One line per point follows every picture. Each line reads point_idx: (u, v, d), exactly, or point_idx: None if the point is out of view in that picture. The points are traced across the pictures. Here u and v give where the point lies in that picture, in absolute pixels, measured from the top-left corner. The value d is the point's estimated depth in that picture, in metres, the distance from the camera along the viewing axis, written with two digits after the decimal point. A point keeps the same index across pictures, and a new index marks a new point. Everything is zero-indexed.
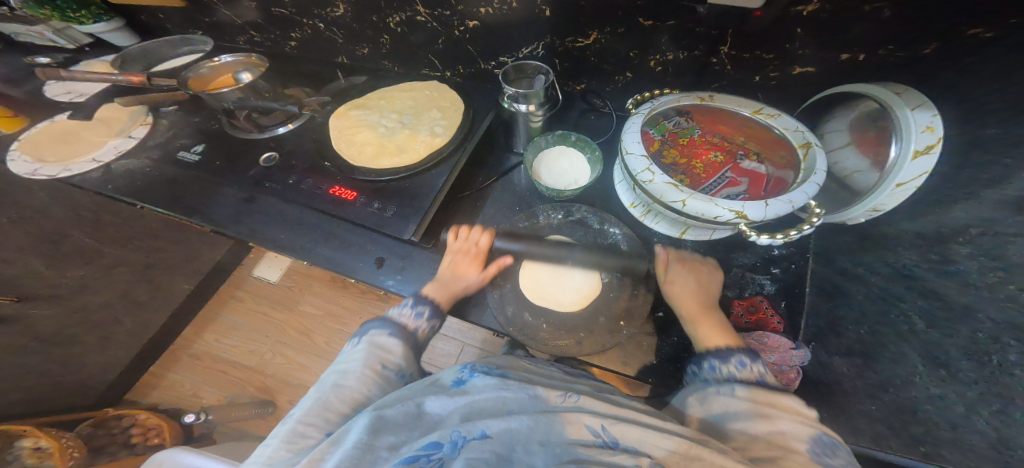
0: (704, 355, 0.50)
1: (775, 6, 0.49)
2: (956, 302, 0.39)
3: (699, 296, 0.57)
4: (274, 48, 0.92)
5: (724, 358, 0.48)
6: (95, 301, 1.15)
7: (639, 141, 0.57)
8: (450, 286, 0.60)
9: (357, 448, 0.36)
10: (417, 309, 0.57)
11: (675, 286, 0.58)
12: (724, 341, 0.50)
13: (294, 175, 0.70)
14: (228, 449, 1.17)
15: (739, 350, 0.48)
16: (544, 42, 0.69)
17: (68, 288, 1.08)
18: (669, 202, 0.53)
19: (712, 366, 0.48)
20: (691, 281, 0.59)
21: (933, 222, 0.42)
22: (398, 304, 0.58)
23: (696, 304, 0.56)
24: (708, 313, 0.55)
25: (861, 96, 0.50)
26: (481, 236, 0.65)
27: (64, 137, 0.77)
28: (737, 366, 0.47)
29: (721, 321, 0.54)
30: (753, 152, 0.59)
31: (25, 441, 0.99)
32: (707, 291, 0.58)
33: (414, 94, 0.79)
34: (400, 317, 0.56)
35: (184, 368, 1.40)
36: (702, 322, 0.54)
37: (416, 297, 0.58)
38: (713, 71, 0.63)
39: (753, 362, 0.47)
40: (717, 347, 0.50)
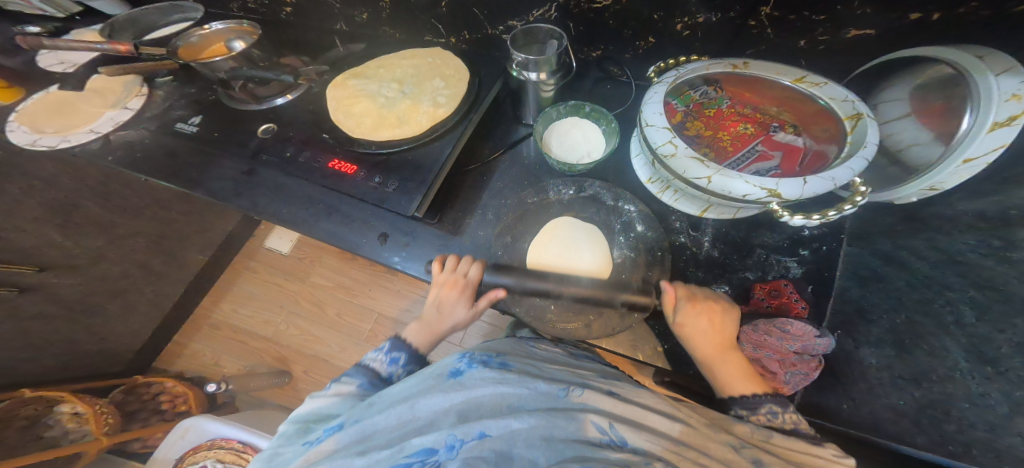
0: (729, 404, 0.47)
1: None
2: (1016, 294, 0.35)
3: (717, 338, 0.51)
4: (269, 14, 0.87)
5: (752, 409, 0.45)
6: (113, 274, 1.18)
7: (661, 111, 0.52)
8: (435, 325, 0.59)
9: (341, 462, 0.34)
10: (393, 354, 0.55)
11: (686, 329, 0.52)
12: (748, 387, 0.47)
13: (292, 148, 0.67)
14: (250, 417, 1.21)
15: (767, 397, 0.45)
16: (558, 3, 0.62)
17: (86, 261, 1.10)
18: (693, 179, 0.48)
19: (740, 414, 0.46)
20: (707, 325, 0.51)
21: (997, 202, 0.37)
22: (375, 347, 0.56)
23: (712, 346, 0.51)
24: (727, 356, 0.50)
25: (930, 59, 0.43)
26: (471, 266, 0.58)
27: (61, 107, 0.75)
28: (770, 415, 0.44)
29: (738, 362, 0.50)
30: (788, 124, 0.53)
31: (64, 407, 1.06)
32: (724, 330, 0.51)
33: (416, 62, 0.74)
34: (373, 362, 0.53)
35: (203, 338, 1.44)
36: (721, 365, 0.50)
37: (393, 342, 0.56)
38: (750, 35, 0.56)
39: (783, 410, 0.43)
40: (742, 395, 0.47)
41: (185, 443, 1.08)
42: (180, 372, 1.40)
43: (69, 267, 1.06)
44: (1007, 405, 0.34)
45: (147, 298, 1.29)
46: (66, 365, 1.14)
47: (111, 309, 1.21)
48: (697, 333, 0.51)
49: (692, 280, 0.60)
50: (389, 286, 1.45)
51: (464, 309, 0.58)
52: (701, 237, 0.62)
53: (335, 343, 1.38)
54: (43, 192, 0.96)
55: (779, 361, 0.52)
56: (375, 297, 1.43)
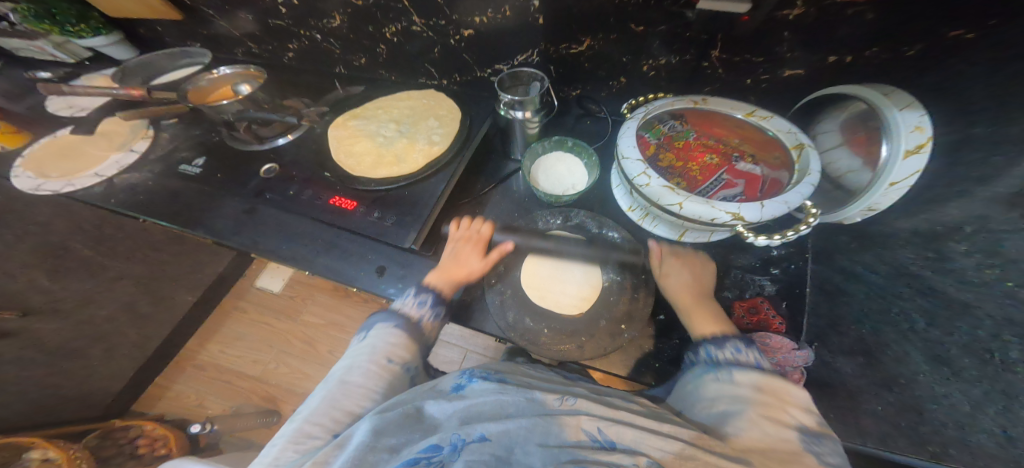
0: (701, 342, 0.52)
1: (762, 10, 0.50)
2: (955, 299, 0.39)
3: (691, 288, 0.59)
4: (272, 59, 0.93)
5: (720, 345, 0.50)
6: (100, 314, 1.16)
7: (634, 145, 0.58)
8: (451, 271, 0.61)
9: (363, 448, 0.38)
10: (421, 297, 0.58)
11: (669, 278, 0.60)
12: (717, 328, 0.53)
13: (294, 186, 0.71)
14: (234, 459, 1.16)
15: (733, 337, 0.50)
16: (539, 49, 0.69)
17: (71, 301, 1.08)
18: (666, 205, 0.53)
19: (709, 351, 0.50)
20: (685, 277, 0.60)
21: (928, 220, 0.43)
22: (400, 295, 0.59)
23: (690, 296, 0.58)
24: (700, 303, 0.57)
25: (851, 97, 0.51)
26: (482, 225, 0.67)
27: (67, 152, 0.79)
28: (732, 351, 0.49)
29: (714, 311, 0.56)
30: (748, 154, 0.59)
31: (34, 452, 0.99)
32: (698, 283, 0.60)
33: (411, 104, 0.80)
34: (404, 307, 0.57)
35: (188, 378, 1.40)
36: (697, 311, 0.57)
37: (420, 287, 0.59)
38: (706, 75, 0.64)
39: (747, 348, 0.48)
40: (713, 335, 0.52)
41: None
42: (162, 415, 1.34)
43: (53, 309, 1.04)
44: (966, 402, 0.37)
45: (133, 336, 1.26)
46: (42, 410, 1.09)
47: (94, 351, 1.18)
48: (675, 278, 0.60)
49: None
50: None
51: (477, 260, 0.63)
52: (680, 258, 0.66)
53: None
54: (35, 236, 0.97)
55: None
56: None
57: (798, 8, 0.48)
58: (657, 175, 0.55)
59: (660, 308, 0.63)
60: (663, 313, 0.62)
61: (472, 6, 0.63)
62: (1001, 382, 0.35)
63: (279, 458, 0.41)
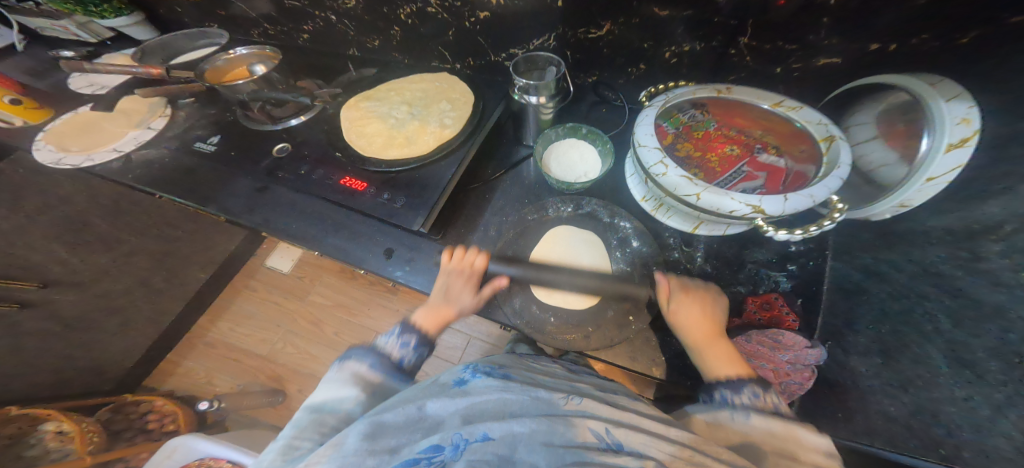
0: (715, 385, 0.48)
1: None
2: (985, 300, 0.37)
3: (704, 324, 0.53)
4: (286, 41, 0.93)
5: (736, 389, 0.46)
6: (116, 288, 1.18)
7: (652, 133, 0.56)
8: (441, 312, 0.58)
9: (357, 455, 0.36)
10: (405, 338, 0.55)
11: (678, 316, 0.54)
12: (732, 370, 0.49)
13: (305, 165, 0.70)
14: (242, 437, 1.19)
15: (750, 380, 0.47)
16: (556, 33, 0.67)
17: (90, 275, 1.11)
18: (683, 196, 0.51)
19: (724, 394, 0.47)
20: (698, 313, 0.54)
21: (961, 216, 0.40)
22: (386, 332, 0.56)
23: (702, 332, 0.53)
24: (713, 344, 0.52)
25: (892, 88, 0.48)
26: (477, 256, 0.60)
27: (86, 128, 0.79)
28: (749, 397, 0.45)
29: (728, 350, 0.51)
30: (771, 146, 0.57)
31: (49, 424, 1.03)
32: (712, 319, 0.54)
33: (423, 86, 0.79)
34: (387, 346, 0.55)
35: (199, 355, 1.43)
36: (709, 349, 0.52)
37: (404, 326, 0.57)
38: (731, 63, 0.61)
39: (766, 392, 0.45)
40: (728, 377, 0.48)
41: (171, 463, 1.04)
42: (173, 391, 1.38)
43: (73, 283, 1.07)
44: (991, 407, 0.35)
45: (146, 313, 1.29)
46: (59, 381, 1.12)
47: (111, 324, 1.21)
48: (684, 319, 0.54)
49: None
50: (388, 303, 1.45)
51: (470, 296, 0.59)
52: (694, 251, 0.64)
53: (332, 361, 1.38)
54: (54, 211, 0.99)
55: (773, 371, 0.52)
56: (374, 314, 1.44)
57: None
58: (676, 164, 0.52)
59: None
60: None
61: None
62: None
63: None
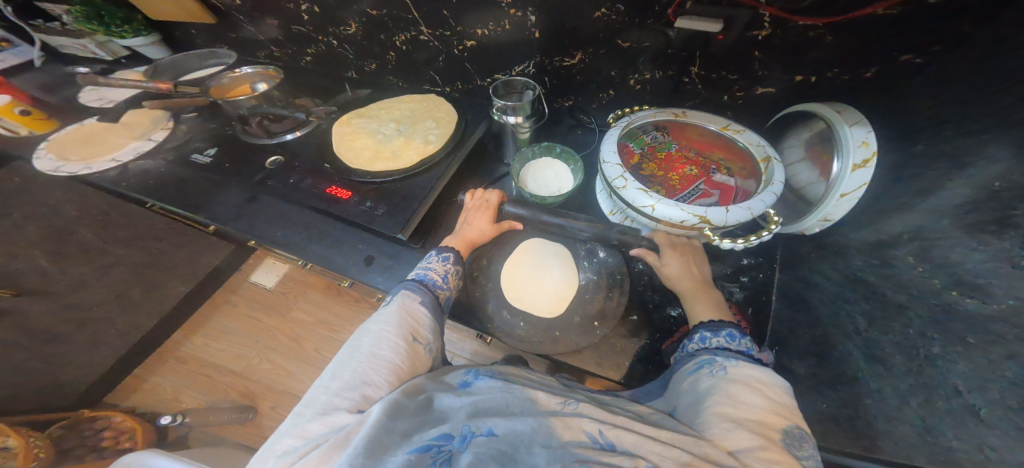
0: (698, 328, 0.50)
1: (734, 31, 0.54)
2: (892, 301, 0.41)
3: (695, 275, 0.56)
4: (291, 63, 1.01)
5: (715, 331, 0.47)
6: (92, 300, 1.08)
7: (615, 150, 0.60)
8: (467, 237, 0.65)
9: (378, 431, 0.36)
10: (443, 255, 0.60)
11: (668, 269, 0.57)
12: (716, 315, 0.50)
13: (293, 175, 0.73)
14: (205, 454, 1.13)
15: (731, 324, 0.48)
16: (535, 61, 0.74)
17: (66, 284, 1.03)
18: (640, 207, 0.55)
19: (704, 337, 0.47)
20: (688, 265, 0.57)
21: (876, 232, 0.45)
22: (425, 256, 0.61)
23: (693, 281, 0.55)
24: (702, 293, 0.54)
25: (813, 116, 0.54)
26: (492, 193, 0.68)
27: (90, 139, 0.84)
28: (727, 339, 0.46)
29: (717, 299, 0.54)
30: (724, 166, 0.62)
31: None
32: (700, 271, 0.57)
33: (412, 106, 0.85)
34: (429, 265, 0.59)
35: (167, 371, 1.38)
36: (699, 298, 0.54)
37: (442, 248, 0.62)
38: (686, 90, 0.68)
39: (742, 336, 0.46)
40: (711, 321, 0.50)
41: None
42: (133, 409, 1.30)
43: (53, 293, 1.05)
44: (898, 398, 0.38)
45: None
46: None
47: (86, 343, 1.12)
48: (670, 269, 0.57)
49: (649, 302, 0.63)
50: None
51: (489, 226, 0.66)
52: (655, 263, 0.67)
53: (308, 377, 1.35)
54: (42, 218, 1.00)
55: None
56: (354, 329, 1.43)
57: (765, 30, 0.52)
58: (634, 178, 0.57)
59: (633, 309, 0.63)
60: (637, 314, 0.62)
61: (474, 19, 0.69)
62: (925, 376, 0.36)
63: (307, 430, 0.38)
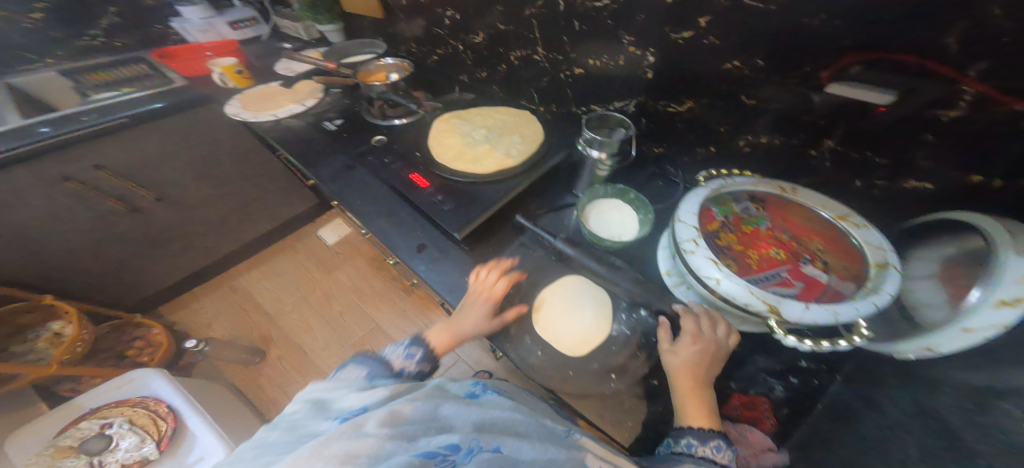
0: (683, 431, 0.46)
1: (907, 104, 0.43)
2: (973, 452, 0.32)
3: (695, 370, 0.49)
4: (420, 59, 1.12)
5: (704, 440, 0.44)
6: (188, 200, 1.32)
7: (695, 212, 0.56)
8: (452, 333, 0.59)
9: (372, 439, 0.33)
10: (411, 350, 0.56)
11: (676, 358, 0.51)
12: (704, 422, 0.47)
13: (388, 157, 0.81)
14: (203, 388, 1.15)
15: (720, 434, 0.45)
16: (637, 100, 0.72)
17: (168, 189, 1.24)
18: (703, 277, 0.51)
19: (690, 444, 0.45)
20: (699, 362, 0.49)
21: (987, 376, 0.36)
22: (393, 342, 0.57)
23: (692, 380, 0.49)
24: (696, 396, 0.48)
25: (963, 226, 0.43)
26: (498, 280, 0.62)
27: (264, 97, 1.02)
28: (714, 451, 0.44)
29: (710, 404, 0.48)
30: (821, 259, 0.54)
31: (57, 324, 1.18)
32: (704, 372, 0.49)
33: (505, 116, 0.91)
34: (391, 355, 0.55)
35: (217, 296, 1.53)
36: (691, 398, 0.48)
37: (415, 340, 0.59)
38: (808, 165, 0.58)
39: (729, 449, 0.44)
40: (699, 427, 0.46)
41: (116, 395, 1.02)
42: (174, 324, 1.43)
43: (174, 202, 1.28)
44: None
45: (201, 245, 1.46)
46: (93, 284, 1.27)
47: (171, 247, 1.39)
48: (677, 357, 0.51)
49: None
50: (398, 301, 1.50)
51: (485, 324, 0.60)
52: None
53: (321, 338, 1.40)
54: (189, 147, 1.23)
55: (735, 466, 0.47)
56: (382, 307, 1.48)
57: (957, 110, 0.40)
58: (706, 246, 0.52)
59: (656, 373, 0.56)
60: (658, 379, 0.55)
61: (587, 49, 0.72)
62: None
63: (272, 444, 0.36)
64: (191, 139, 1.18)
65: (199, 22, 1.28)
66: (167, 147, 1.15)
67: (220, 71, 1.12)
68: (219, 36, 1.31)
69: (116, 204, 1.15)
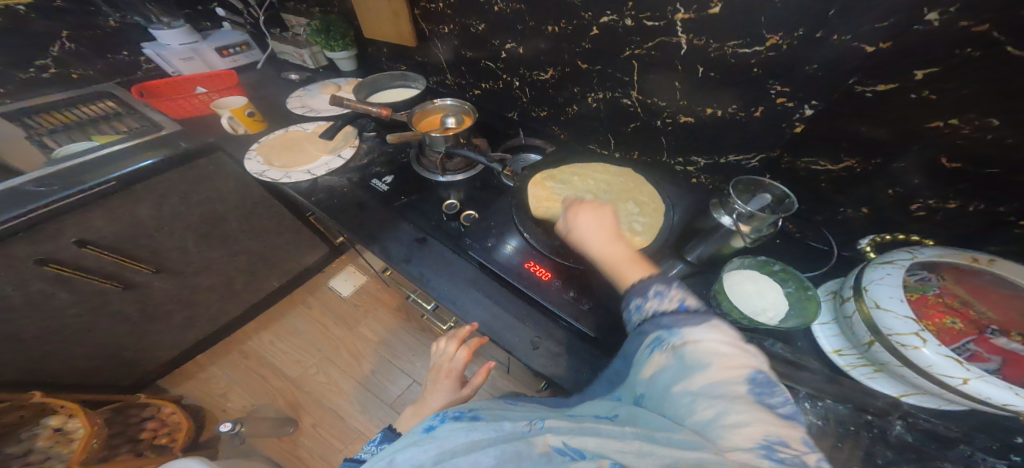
0: (631, 295, 0.45)
1: None
2: None
3: (606, 229, 0.53)
4: (459, 92, 1.02)
5: (645, 294, 0.43)
6: (197, 265, 1.15)
7: (898, 296, 0.46)
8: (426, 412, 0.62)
9: None
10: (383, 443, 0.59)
11: (575, 228, 0.54)
12: (640, 273, 0.46)
13: (491, 237, 0.70)
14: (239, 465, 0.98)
15: (656, 278, 0.44)
16: (766, 155, 0.63)
17: (175, 257, 1.08)
18: (939, 375, 0.40)
19: (638, 306, 0.43)
20: (594, 221, 0.54)
21: None
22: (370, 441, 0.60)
23: (604, 236, 0.52)
24: (615, 245, 0.51)
25: None
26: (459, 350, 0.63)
27: (288, 147, 0.89)
28: (661, 300, 0.41)
29: (632, 251, 0.50)
30: (1013, 331, 0.43)
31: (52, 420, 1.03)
32: (611, 224, 0.53)
33: (608, 178, 0.78)
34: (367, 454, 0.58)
35: (225, 363, 1.38)
36: (614, 253, 0.50)
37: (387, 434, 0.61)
38: (1008, 232, 0.50)
39: (673, 287, 0.42)
40: (638, 282, 0.45)
41: None
42: (182, 397, 1.30)
43: (178, 271, 1.12)
44: None
45: (214, 310, 1.31)
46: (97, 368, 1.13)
47: (175, 318, 1.22)
48: (576, 218, 0.55)
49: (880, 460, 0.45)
50: None
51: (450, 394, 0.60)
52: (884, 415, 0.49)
53: (357, 400, 1.30)
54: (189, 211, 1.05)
55: None
56: (417, 362, 1.37)
57: None
58: (934, 339, 0.41)
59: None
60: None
61: (701, 96, 0.62)
62: None
63: None
64: (192, 201, 1.00)
65: (178, 49, 1.09)
66: (167, 213, 0.97)
67: (228, 115, 0.93)
68: (206, 63, 1.14)
69: (106, 283, 0.97)
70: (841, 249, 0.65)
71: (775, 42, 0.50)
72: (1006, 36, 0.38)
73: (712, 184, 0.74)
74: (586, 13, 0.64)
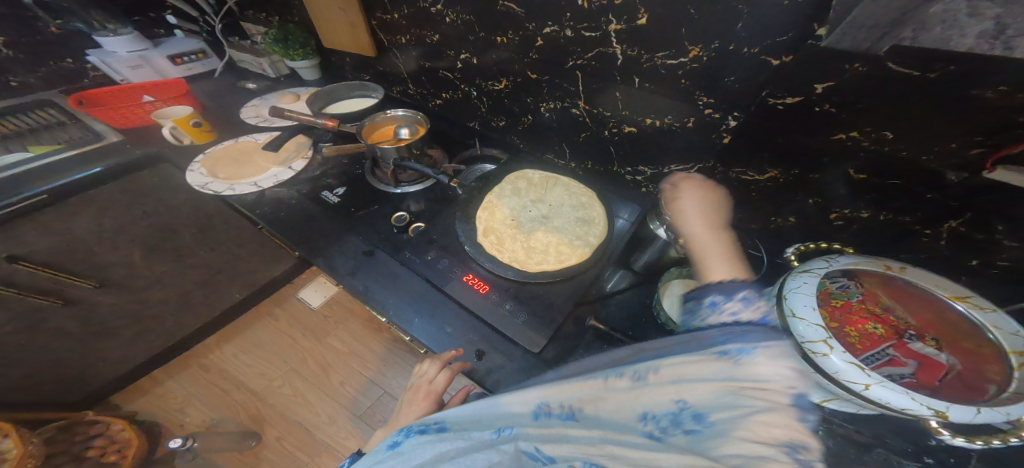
0: (707, 288, 0.48)
1: None
2: None
3: (706, 219, 0.53)
4: (419, 101, 1.02)
5: (730, 294, 0.46)
6: (148, 278, 1.10)
7: (811, 303, 0.44)
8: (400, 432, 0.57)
9: None
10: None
11: (679, 207, 0.55)
12: (729, 273, 0.48)
13: (431, 252, 0.69)
14: None
15: (746, 283, 0.47)
16: (702, 166, 0.65)
17: (123, 270, 1.03)
18: (844, 382, 0.39)
19: (714, 301, 0.46)
20: (701, 206, 0.55)
21: None
22: None
23: (706, 223, 0.53)
24: (715, 237, 0.52)
25: None
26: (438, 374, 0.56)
27: (236, 159, 0.87)
28: (741, 303, 0.45)
29: (728, 244, 0.51)
30: (929, 336, 0.46)
31: None
32: (713, 213, 0.54)
33: (568, 189, 0.79)
34: None
35: (184, 376, 1.33)
36: (710, 246, 0.51)
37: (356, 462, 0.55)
38: (918, 242, 0.52)
39: (758, 298, 0.46)
40: (722, 281, 0.48)
41: None
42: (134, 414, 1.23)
43: (126, 286, 1.06)
44: None
45: (169, 324, 1.25)
46: (37, 388, 1.06)
47: (123, 335, 1.15)
48: (681, 198, 0.56)
49: None
50: (407, 366, 1.36)
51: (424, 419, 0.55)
52: None
53: (324, 412, 1.26)
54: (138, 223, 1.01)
55: None
56: (389, 372, 1.35)
57: None
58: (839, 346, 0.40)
59: None
60: None
61: (641, 106, 0.64)
62: None
63: None
64: (139, 213, 0.96)
65: (125, 56, 1.04)
66: (111, 224, 0.93)
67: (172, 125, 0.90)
68: (159, 72, 1.10)
69: (43, 299, 0.91)
70: (776, 257, 0.68)
71: (695, 54, 0.52)
72: (887, 51, 0.39)
73: (659, 194, 0.76)
74: (529, 24, 0.65)
